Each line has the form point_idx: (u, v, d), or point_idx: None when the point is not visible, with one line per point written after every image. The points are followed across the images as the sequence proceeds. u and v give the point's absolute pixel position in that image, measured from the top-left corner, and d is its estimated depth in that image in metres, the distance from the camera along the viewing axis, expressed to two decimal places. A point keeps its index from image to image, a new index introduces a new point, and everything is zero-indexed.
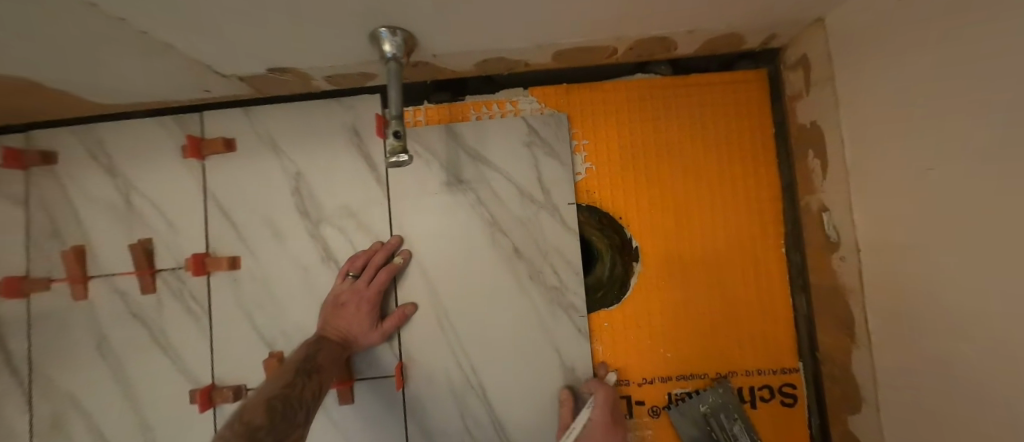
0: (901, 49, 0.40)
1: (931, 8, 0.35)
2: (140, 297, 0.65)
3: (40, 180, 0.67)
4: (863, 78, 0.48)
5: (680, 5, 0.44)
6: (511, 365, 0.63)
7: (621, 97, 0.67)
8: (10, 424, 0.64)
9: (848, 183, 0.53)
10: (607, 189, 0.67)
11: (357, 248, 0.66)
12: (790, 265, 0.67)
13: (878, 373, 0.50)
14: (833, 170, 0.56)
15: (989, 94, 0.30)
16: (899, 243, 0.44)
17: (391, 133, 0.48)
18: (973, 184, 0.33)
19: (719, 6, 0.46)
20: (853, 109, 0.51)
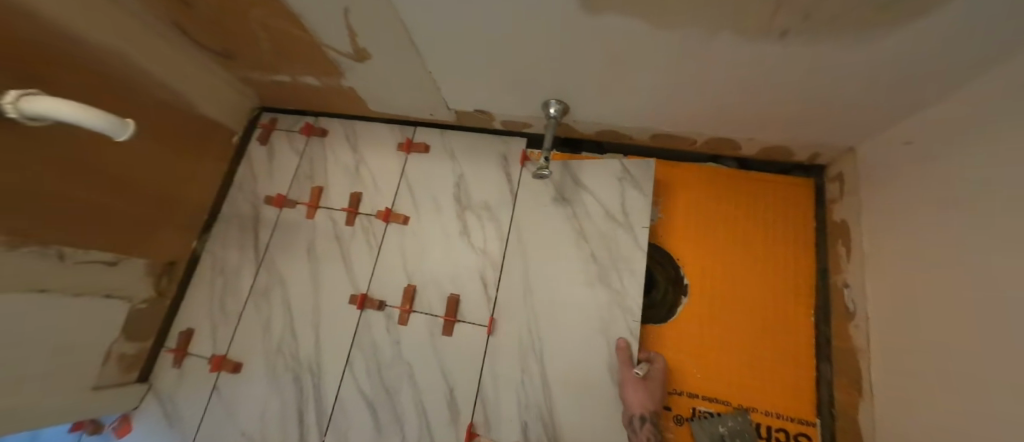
0: (923, 169, 0.61)
1: (948, 142, 0.56)
2: (343, 225, 1.00)
3: (313, 144, 1.10)
4: (887, 189, 0.69)
5: (743, 114, 0.72)
6: (571, 342, 0.82)
7: (695, 175, 0.93)
8: (241, 283, 0.99)
9: (866, 265, 0.72)
10: (672, 235, 0.90)
11: (484, 230, 0.94)
12: (819, 333, 0.80)
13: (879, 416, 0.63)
14: (856, 255, 0.75)
15: (978, 186, 0.49)
16: (916, 304, 0.60)
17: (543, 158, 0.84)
18: (970, 244, 0.50)
19: (770, 120, 0.73)
20: (874, 210, 0.72)
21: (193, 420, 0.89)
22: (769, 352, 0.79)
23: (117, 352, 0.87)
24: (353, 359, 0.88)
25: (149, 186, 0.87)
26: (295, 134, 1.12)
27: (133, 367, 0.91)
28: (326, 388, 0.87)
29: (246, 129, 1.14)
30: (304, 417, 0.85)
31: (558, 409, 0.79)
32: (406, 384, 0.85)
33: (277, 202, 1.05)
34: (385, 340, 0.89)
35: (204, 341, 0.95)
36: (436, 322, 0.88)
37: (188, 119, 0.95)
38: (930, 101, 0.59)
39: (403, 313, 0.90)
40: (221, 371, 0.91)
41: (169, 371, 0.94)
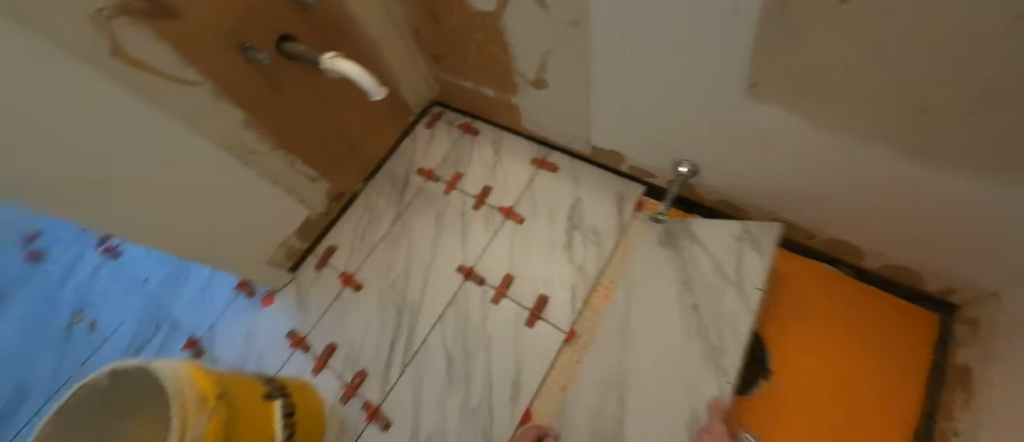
0: None
1: None
2: (470, 208, 1.19)
3: (466, 138, 1.33)
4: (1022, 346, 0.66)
5: (877, 224, 0.75)
6: (646, 378, 0.85)
7: (803, 270, 0.95)
8: (381, 226, 1.23)
9: (979, 418, 0.68)
10: (763, 319, 0.93)
11: (586, 251, 1.06)
12: None
13: None
14: (972, 406, 0.71)
15: None
16: None
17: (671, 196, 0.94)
18: None
19: (906, 239, 0.74)
20: (1001, 365, 0.68)
21: (316, 313, 1.14)
22: None
23: (289, 244, 1.17)
24: (445, 316, 1.05)
25: (347, 130, 1.16)
26: (455, 126, 1.36)
27: (291, 261, 1.20)
28: (418, 330, 1.05)
29: (420, 112, 1.41)
30: (395, 346, 1.04)
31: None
32: (481, 353, 0.99)
33: (426, 174, 1.29)
34: (476, 311, 1.04)
35: (341, 260, 1.20)
36: (523, 312, 1.01)
37: (389, 96, 1.24)
38: None
39: (496, 294, 1.04)
40: (347, 285, 1.16)
41: (310, 272, 1.21)
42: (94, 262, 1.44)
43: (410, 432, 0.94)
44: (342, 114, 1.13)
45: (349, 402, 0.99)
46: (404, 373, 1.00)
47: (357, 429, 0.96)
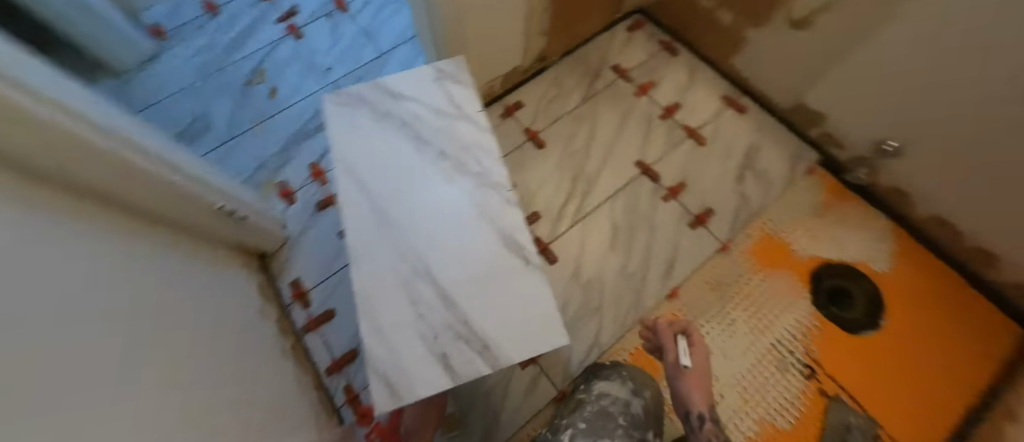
0: None
1: None
2: (657, 117, 1.30)
3: (662, 54, 1.40)
4: None
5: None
6: (774, 296, 1.07)
7: (929, 264, 1.10)
8: (568, 101, 1.33)
9: None
10: (890, 287, 1.09)
11: (752, 188, 1.20)
12: (957, 426, 0.95)
13: None
14: None
15: None
16: None
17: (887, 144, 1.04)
18: None
19: None
20: None
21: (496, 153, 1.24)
22: (912, 405, 0.97)
23: (494, 83, 1.25)
24: (617, 196, 1.19)
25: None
26: (655, 41, 1.42)
27: (485, 98, 1.28)
28: (590, 198, 1.18)
29: (624, 15, 1.44)
30: (569, 203, 1.18)
31: (738, 334, 1.03)
32: (644, 235, 1.14)
33: (621, 72, 1.37)
34: (646, 201, 1.18)
35: (526, 116, 1.30)
36: (688, 217, 1.16)
37: None
38: None
39: (668, 194, 1.18)
40: (531, 141, 1.26)
41: (496, 117, 1.30)
42: (274, 34, 1.44)
43: (572, 271, 1.09)
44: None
45: None
46: (575, 226, 1.15)
47: None
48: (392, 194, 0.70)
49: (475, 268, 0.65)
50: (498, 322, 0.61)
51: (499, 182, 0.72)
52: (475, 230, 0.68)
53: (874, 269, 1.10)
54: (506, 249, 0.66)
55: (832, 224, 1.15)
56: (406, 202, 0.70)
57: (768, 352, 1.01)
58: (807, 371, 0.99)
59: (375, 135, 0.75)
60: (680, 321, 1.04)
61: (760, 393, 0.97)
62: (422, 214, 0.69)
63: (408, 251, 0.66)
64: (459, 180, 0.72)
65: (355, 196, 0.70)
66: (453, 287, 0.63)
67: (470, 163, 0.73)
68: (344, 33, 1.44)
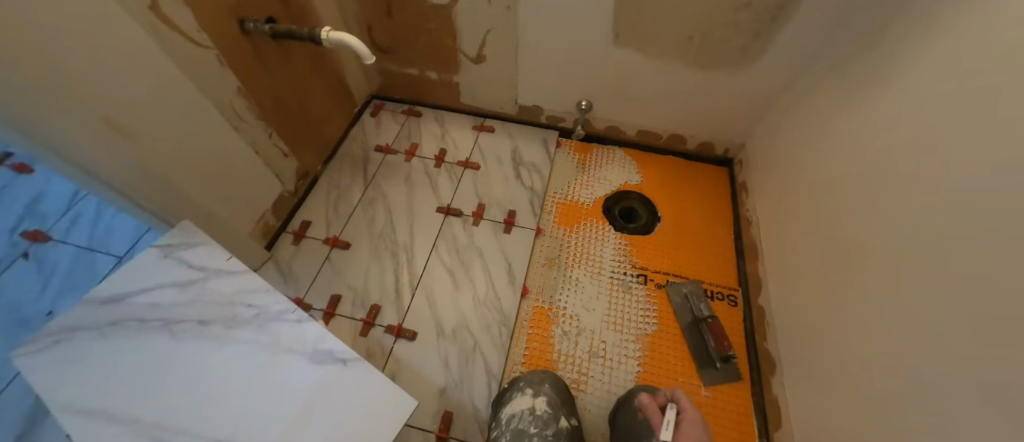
0: (777, 131, 1.19)
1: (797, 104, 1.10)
2: (432, 167, 1.44)
3: (409, 119, 1.58)
4: (763, 148, 1.28)
5: (682, 106, 1.33)
6: (590, 242, 1.29)
7: (660, 160, 1.50)
8: (351, 194, 1.37)
9: (760, 192, 1.25)
10: (649, 189, 1.43)
11: (531, 177, 1.43)
12: (736, 247, 1.29)
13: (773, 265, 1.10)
14: (752, 190, 1.30)
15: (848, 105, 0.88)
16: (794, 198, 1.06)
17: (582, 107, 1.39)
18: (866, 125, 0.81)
19: (696, 114, 1.35)
20: (760, 166, 1.28)
21: (307, 278, 1.19)
22: (708, 254, 1.28)
23: (266, 219, 1.21)
24: (438, 245, 1.26)
25: (307, 109, 1.30)
26: (396, 112, 1.60)
27: (266, 236, 1.22)
28: (416, 260, 1.23)
29: (361, 106, 1.59)
30: (400, 277, 1.20)
31: (585, 287, 1.19)
32: (476, 261, 1.23)
33: (384, 149, 1.48)
34: (463, 234, 1.29)
35: (319, 229, 1.29)
36: (501, 226, 1.31)
37: (338, 83, 1.42)
38: (773, 102, 1.22)
39: (475, 218, 1.32)
40: (335, 247, 1.25)
41: (289, 246, 1.25)
42: None
43: (436, 332, 1.10)
44: (305, 94, 1.27)
45: (370, 332, 1.10)
46: (416, 292, 1.17)
47: (385, 349, 1.07)
48: (158, 397, 0.59)
49: (295, 404, 0.60)
50: (344, 437, 0.58)
51: (284, 309, 0.71)
52: (280, 370, 0.64)
53: (634, 183, 1.44)
54: (320, 363, 0.64)
55: (591, 171, 1.46)
56: (181, 394, 0.60)
57: (611, 285, 1.20)
58: (641, 279, 1.21)
59: (111, 350, 0.63)
60: (542, 307, 1.15)
61: (624, 319, 1.14)
62: (210, 393, 0.60)
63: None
64: (239, 334, 0.67)
65: (105, 431, 0.56)
66: (278, 440, 0.57)
67: (244, 311, 0.70)
68: (57, 265, 1.20)
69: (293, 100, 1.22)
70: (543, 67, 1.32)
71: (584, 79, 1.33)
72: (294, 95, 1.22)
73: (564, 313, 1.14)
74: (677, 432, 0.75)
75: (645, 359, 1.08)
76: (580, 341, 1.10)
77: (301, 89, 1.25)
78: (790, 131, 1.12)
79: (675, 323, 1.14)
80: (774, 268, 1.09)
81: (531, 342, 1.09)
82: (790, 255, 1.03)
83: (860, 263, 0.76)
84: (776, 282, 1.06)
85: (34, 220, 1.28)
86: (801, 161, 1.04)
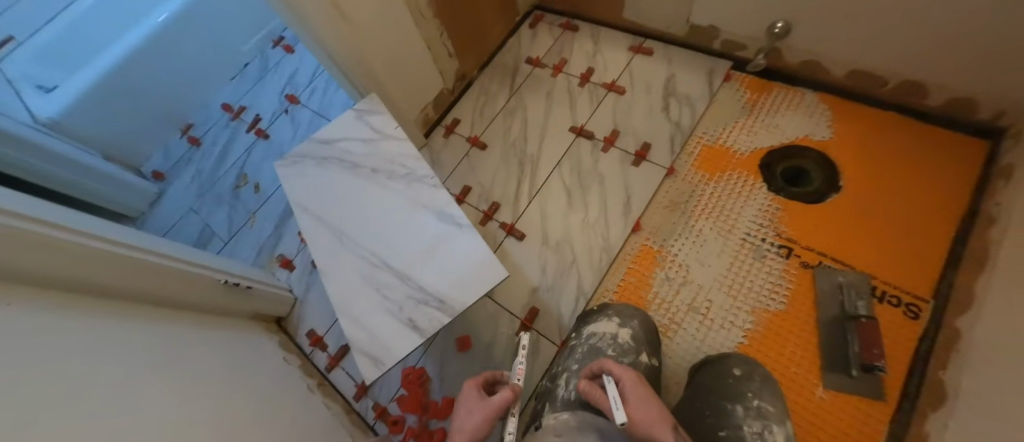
0: None
1: None
2: (577, 86, 1.43)
3: (566, 35, 1.55)
4: None
5: (930, 43, 0.94)
6: (729, 196, 1.12)
7: (867, 115, 1.14)
8: (497, 101, 1.48)
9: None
10: (838, 149, 1.12)
11: (681, 112, 1.28)
12: (951, 250, 0.94)
13: (1002, 284, 0.78)
14: (1018, 180, 0.89)
15: None
16: None
17: (776, 29, 1.11)
18: None
19: (956, 57, 0.93)
20: None
21: (449, 167, 1.39)
22: (899, 246, 0.97)
23: (428, 111, 1.42)
24: (562, 162, 1.29)
25: (476, 13, 1.39)
26: (555, 26, 1.58)
27: (426, 125, 1.45)
28: (539, 173, 1.29)
29: (523, 17, 1.62)
30: (522, 184, 1.29)
31: (707, 241, 1.08)
32: (595, 186, 1.23)
33: (534, 62, 1.52)
34: (588, 157, 1.28)
35: (466, 128, 1.45)
36: (630, 156, 1.25)
37: None
38: None
39: (605, 145, 1.28)
40: (475, 147, 1.40)
41: (441, 138, 1.46)
42: (248, 143, 1.71)
43: (541, 240, 1.19)
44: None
45: (487, 224, 1.25)
46: (532, 201, 1.25)
47: (497, 240, 1.22)
48: (342, 214, 0.83)
49: (419, 245, 0.76)
50: (447, 279, 0.71)
51: (422, 173, 0.84)
52: (411, 216, 0.79)
53: (816, 139, 1.14)
54: (439, 221, 0.77)
55: (762, 116, 1.21)
56: (353, 215, 0.82)
57: (740, 246, 1.05)
58: (783, 251, 1.02)
59: (321, 176, 0.90)
60: (651, 247, 1.10)
61: (744, 286, 1.00)
62: (369, 220, 0.81)
63: (364, 251, 0.78)
64: (391, 184, 0.84)
65: (315, 226, 0.83)
66: (404, 266, 0.74)
67: (397, 167, 0.86)
68: (302, 121, 1.69)
69: (466, 4, 1.33)
70: None
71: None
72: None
73: (673, 260, 1.07)
74: (625, 402, 0.57)
75: (755, 333, 0.95)
76: (681, 292, 1.03)
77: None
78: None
79: (811, 310, 0.95)
80: (1002, 287, 0.77)
81: (628, 276, 1.08)
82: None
83: None
84: (995, 305, 0.76)
85: (293, 88, 1.80)
86: None
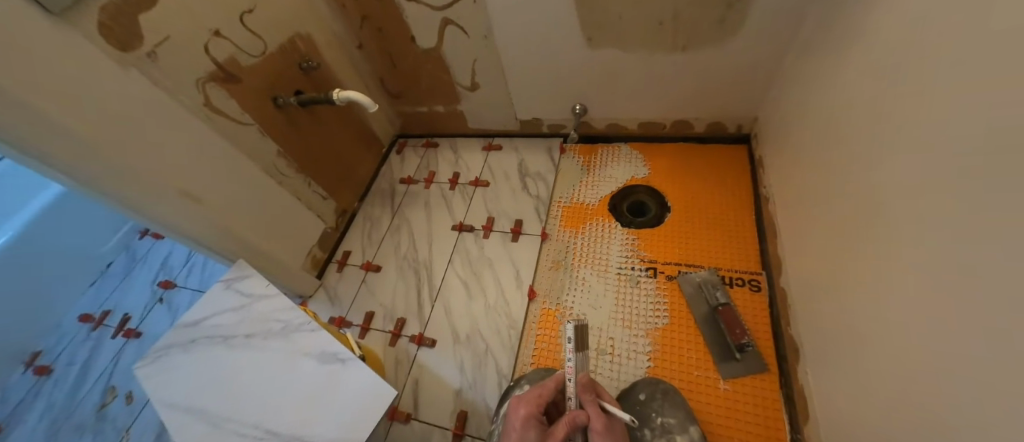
0: (784, 99, 1.10)
1: (796, 67, 1.03)
2: (449, 190, 1.60)
3: (428, 151, 1.76)
4: (772, 119, 1.19)
5: (676, 94, 1.30)
6: (595, 241, 1.30)
7: (666, 149, 1.46)
8: (382, 224, 1.57)
9: (772, 169, 1.17)
10: (658, 179, 1.39)
11: (537, 187, 1.50)
12: (758, 229, 1.19)
13: (790, 242, 1.01)
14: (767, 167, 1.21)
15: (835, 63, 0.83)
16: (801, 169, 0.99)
17: (578, 109, 1.43)
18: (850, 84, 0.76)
19: (695, 98, 1.30)
20: (772, 139, 1.19)
21: (348, 299, 1.39)
22: (726, 237, 1.20)
23: (314, 253, 1.44)
24: (454, 258, 1.38)
25: (339, 156, 1.54)
26: (417, 146, 1.80)
27: (316, 267, 1.46)
28: (435, 275, 1.36)
29: (388, 146, 1.82)
30: (422, 291, 1.33)
31: (591, 285, 1.21)
32: (487, 271, 1.32)
33: (407, 181, 1.68)
34: (475, 247, 1.39)
35: (357, 257, 1.49)
36: (509, 235, 1.39)
37: (365, 130, 1.66)
38: (776, 69, 1.13)
39: (486, 231, 1.42)
40: (369, 271, 1.44)
41: (334, 274, 1.47)
42: (116, 349, 1.52)
43: (452, 338, 1.20)
44: (335, 145, 1.51)
45: (398, 342, 1.24)
46: (435, 304, 1.29)
47: (411, 355, 1.20)
48: (217, 395, 0.78)
49: (305, 397, 0.74)
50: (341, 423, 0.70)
51: (300, 322, 0.85)
52: (295, 370, 0.78)
53: (641, 177, 1.42)
54: (322, 365, 0.78)
55: (597, 171, 1.48)
56: (229, 392, 0.78)
57: (618, 281, 1.19)
58: (650, 272, 1.18)
59: (190, 362, 0.85)
60: (550, 309, 1.19)
61: (633, 315, 1.12)
62: (249, 390, 0.77)
63: (244, 427, 0.72)
64: (268, 344, 0.83)
65: (185, 420, 0.75)
66: (291, 427, 0.71)
67: (273, 325, 0.86)
68: (180, 305, 1.58)
69: (325, 152, 1.46)
70: (533, 82, 1.40)
71: (572, 86, 1.38)
72: (325, 148, 1.46)
73: (571, 313, 1.17)
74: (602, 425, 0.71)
75: (656, 353, 1.04)
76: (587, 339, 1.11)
77: (331, 141, 1.49)
78: (791, 96, 1.04)
79: (688, 315, 1.09)
80: (792, 246, 1.00)
81: (539, 343, 1.13)
82: (804, 229, 0.95)
83: (867, 229, 0.68)
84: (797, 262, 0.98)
85: (167, 273, 1.71)
86: (803, 125, 0.95)
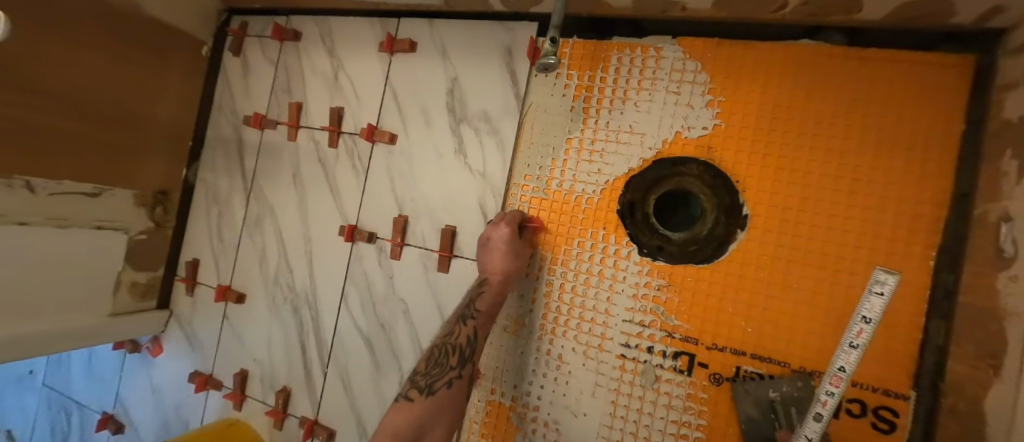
0: None
1: None
2: (328, 148, 0.86)
3: (288, 51, 0.91)
4: None
5: None
6: (582, 285, 0.70)
7: (769, 56, 0.64)
8: (234, 211, 0.93)
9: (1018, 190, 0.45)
10: (729, 148, 0.65)
11: (483, 148, 0.76)
12: (931, 309, 0.56)
13: (1013, 431, 0.39)
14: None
15: None
16: None
17: (550, 38, 0.55)
18: None
19: None
20: None
21: (210, 348, 0.92)
22: (834, 307, 0.58)
23: (129, 281, 0.89)
24: (347, 294, 0.82)
25: (85, 105, 0.75)
26: (267, 39, 0.93)
27: (148, 295, 0.94)
28: (325, 324, 0.83)
29: (217, 40, 0.97)
30: (307, 352, 0.84)
31: (575, 376, 0.69)
32: (401, 323, 0.78)
33: (255, 123, 0.91)
34: (378, 276, 0.80)
35: (209, 273, 0.94)
36: (431, 257, 0.77)
37: (125, 22, 0.80)
38: None
39: (395, 247, 0.79)
40: (227, 302, 0.91)
41: (185, 299, 0.96)
42: None
43: (356, 431, 0.79)
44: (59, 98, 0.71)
45: (285, 423, 0.84)
46: (328, 373, 0.82)
47: None
48: None
49: None
50: None
51: None
52: None
53: (694, 137, 0.67)
54: None
55: (598, 115, 0.71)
56: None
57: (617, 372, 0.67)
58: (679, 363, 0.64)
59: None
60: (500, 406, 0.72)
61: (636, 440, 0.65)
62: None
63: None
64: None
65: None
66: None
67: None
68: None
69: (33, 112, 0.68)
70: None
71: None
72: (26, 101, 0.67)
73: (533, 416, 0.71)
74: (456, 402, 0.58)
75: None
76: None
77: (35, 80, 0.67)
78: None
79: None
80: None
81: None
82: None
83: None
84: None
85: None
86: None
